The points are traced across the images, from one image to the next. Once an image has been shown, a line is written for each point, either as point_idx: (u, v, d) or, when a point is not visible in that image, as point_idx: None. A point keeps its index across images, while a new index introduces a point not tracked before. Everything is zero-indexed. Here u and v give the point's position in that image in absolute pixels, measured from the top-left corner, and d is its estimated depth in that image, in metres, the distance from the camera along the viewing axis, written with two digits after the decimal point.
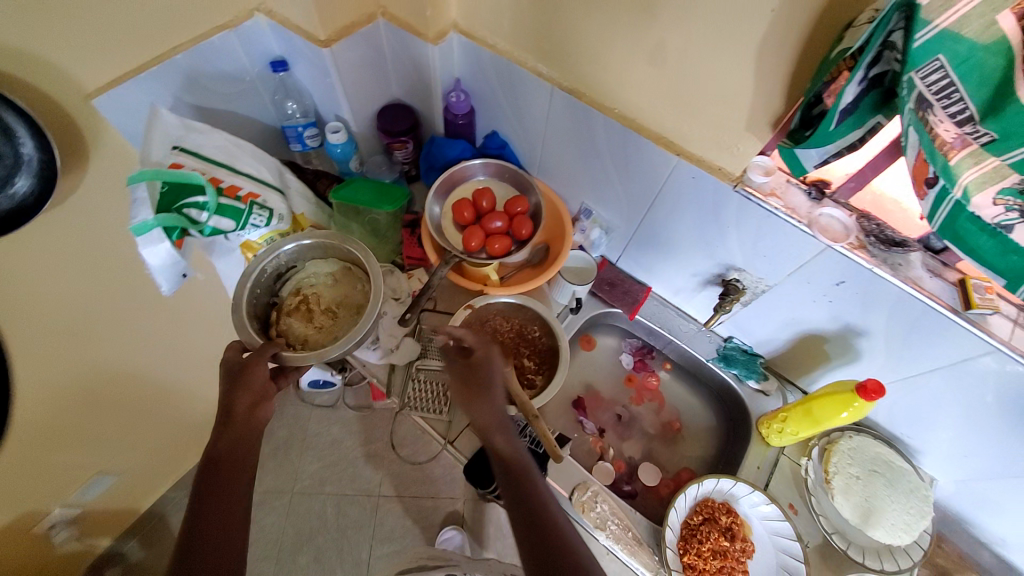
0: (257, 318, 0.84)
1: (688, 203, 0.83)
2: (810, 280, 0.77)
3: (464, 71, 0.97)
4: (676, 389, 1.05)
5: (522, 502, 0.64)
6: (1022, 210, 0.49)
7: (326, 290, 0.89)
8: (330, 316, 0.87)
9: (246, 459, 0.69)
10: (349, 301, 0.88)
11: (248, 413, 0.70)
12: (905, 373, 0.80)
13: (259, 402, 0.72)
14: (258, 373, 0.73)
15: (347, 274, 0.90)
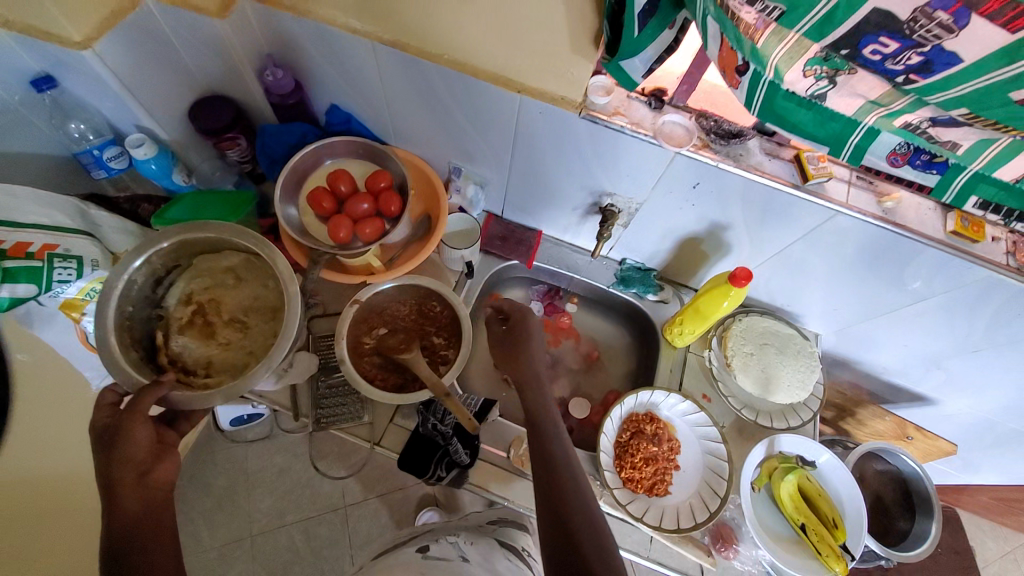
0: (137, 342, 0.69)
1: (545, 140, 0.81)
2: (672, 189, 0.80)
3: (272, 44, 0.83)
4: (588, 320, 1.09)
5: (542, 450, 0.68)
6: (830, 78, 0.51)
7: (226, 294, 0.74)
8: (238, 325, 0.73)
9: (161, 526, 0.58)
10: (259, 305, 0.75)
11: (139, 484, 0.58)
12: (772, 253, 0.86)
13: (148, 470, 0.59)
14: (140, 440, 0.59)
15: (250, 270, 0.76)
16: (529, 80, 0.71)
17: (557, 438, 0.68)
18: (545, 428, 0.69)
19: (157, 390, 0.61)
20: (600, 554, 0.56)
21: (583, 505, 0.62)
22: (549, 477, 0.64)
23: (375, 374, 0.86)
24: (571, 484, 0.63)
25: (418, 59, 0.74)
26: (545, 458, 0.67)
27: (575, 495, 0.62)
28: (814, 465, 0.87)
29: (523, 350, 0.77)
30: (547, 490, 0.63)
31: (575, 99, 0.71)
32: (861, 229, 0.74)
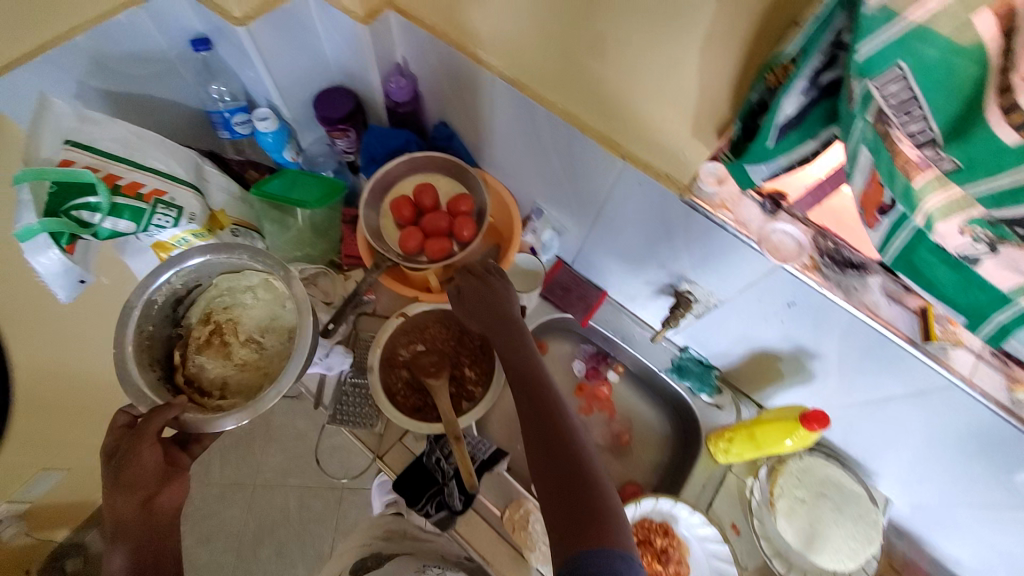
0: (155, 360, 0.79)
1: (636, 211, 0.76)
2: (762, 298, 0.71)
3: (405, 54, 0.88)
4: (628, 398, 1.00)
5: (530, 405, 0.65)
6: (992, 243, 0.36)
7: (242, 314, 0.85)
8: (252, 345, 0.84)
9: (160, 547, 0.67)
10: (273, 325, 0.86)
11: (143, 510, 0.67)
12: (859, 398, 0.76)
13: (153, 495, 0.68)
14: (147, 459, 0.68)
15: (266, 289, 0.87)
16: (637, 150, 0.68)
17: (548, 392, 0.66)
18: (537, 379, 0.68)
19: (169, 411, 0.70)
20: (609, 519, 0.55)
21: (584, 461, 0.60)
22: (547, 434, 0.62)
23: (400, 389, 0.85)
24: (569, 439, 0.61)
25: (534, 102, 0.74)
26: (537, 414, 0.64)
27: (577, 451, 0.61)
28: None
29: (494, 309, 0.76)
30: (546, 448, 0.61)
31: (681, 181, 0.67)
32: (978, 412, 0.62)
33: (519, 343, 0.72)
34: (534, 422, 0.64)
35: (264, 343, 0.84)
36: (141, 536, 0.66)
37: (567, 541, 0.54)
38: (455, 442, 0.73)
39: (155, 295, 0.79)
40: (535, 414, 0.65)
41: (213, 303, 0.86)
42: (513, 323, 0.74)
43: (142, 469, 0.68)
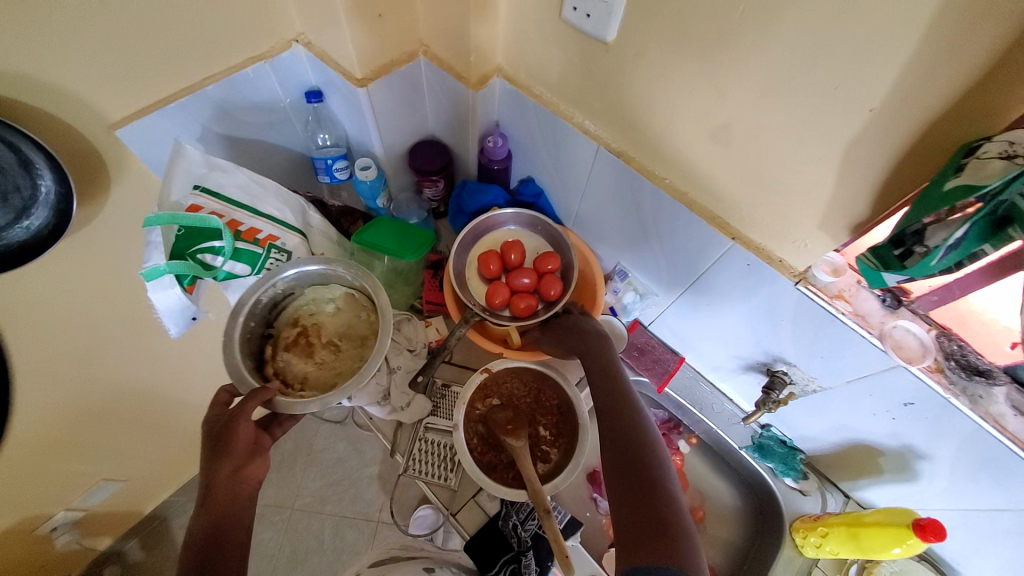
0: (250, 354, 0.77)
1: (737, 288, 0.75)
2: (873, 392, 0.68)
3: (504, 115, 0.91)
4: (699, 470, 0.97)
5: (609, 421, 0.67)
6: None
7: (327, 320, 0.81)
8: (333, 350, 0.79)
9: (241, 527, 0.64)
10: (353, 333, 0.81)
11: (232, 480, 0.65)
12: (969, 507, 0.70)
13: (243, 466, 0.66)
14: (243, 434, 0.67)
15: (349, 300, 0.83)
16: (749, 233, 0.68)
17: (630, 409, 0.67)
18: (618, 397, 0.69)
19: (261, 393, 0.68)
20: (674, 535, 0.52)
21: (655, 472, 0.59)
22: (621, 448, 0.63)
23: (476, 444, 0.85)
24: (645, 454, 0.61)
25: (639, 174, 0.75)
26: (614, 429, 0.66)
27: (648, 463, 0.60)
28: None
29: (586, 339, 0.82)
30: (618, 461, 0.62)
31: (795, 267, 0.66)
32: None
33: (607, 366, 0.75)
34: (610, 436, 0.65)
35: (344, 346, 0.79)
36: (224, 510, 0.63)
37: (626, 549, 0.53)
38: (543, 516, 0.72)
39: (257, 291, 0.78)
40: (611, 427, 0.66)
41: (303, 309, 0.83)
42: (598, 357, 0.78)
43: (236, 439, 0.66)
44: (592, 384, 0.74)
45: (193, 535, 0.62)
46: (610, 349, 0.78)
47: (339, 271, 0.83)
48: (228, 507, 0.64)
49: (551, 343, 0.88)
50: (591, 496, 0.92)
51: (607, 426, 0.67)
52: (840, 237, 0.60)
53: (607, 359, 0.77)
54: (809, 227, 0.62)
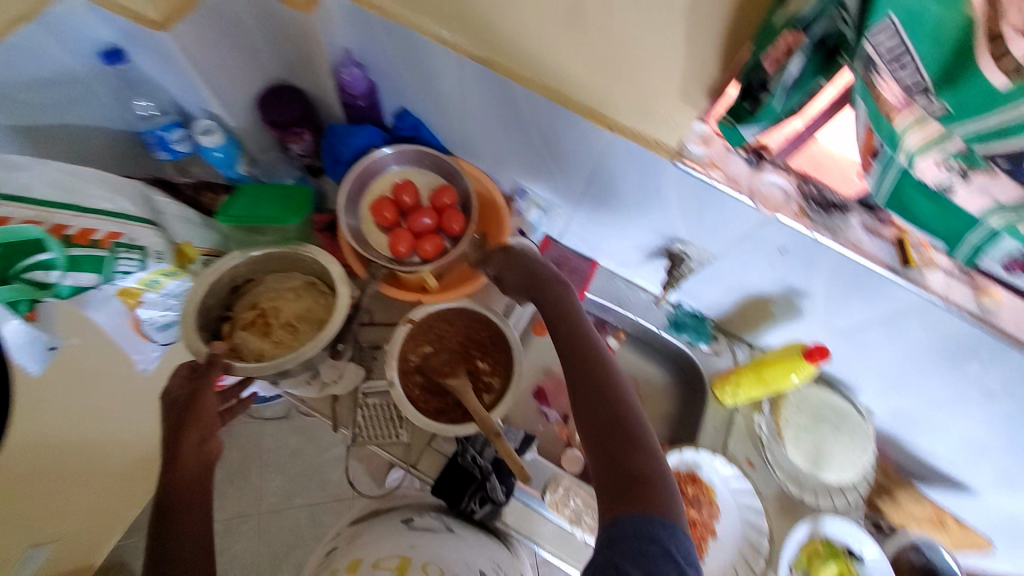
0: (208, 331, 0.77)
1: (627, 178, 0.76)
2: (755, 248, 0.75)
3: (351, 41, 0.79)
4: (631, 359, 1.03)
5: (582, 374, 0.65)
6: (963, 175, 0.43)
7: (285, 303, 0.81)
8: (290, 331, 0.79)
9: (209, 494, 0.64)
10: (310, 316, 0.81)
11: (198, 450, 0.65)
12: (846, 327, 0.81)
13: (209, 437, 0.66)
14: (208, 405, 0.67)
15: (310, 288, 0.83)
16: (622, 119, 0.68)
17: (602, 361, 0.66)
18: (587, 350, 0.67)
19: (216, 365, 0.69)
20: (655, 487, 0.55)
21: (630, 425, 0.61)
22: (598, 404, 0.62)
23: (419, 394, 0.84)
24: (620, 406, 0.62)
25: (505, 80, 0.71)
26: (587, 383, 0.65)
27: (621, 418, 0.61)
28: (861, 558, 0.80)
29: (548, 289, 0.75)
30: (596, 417, 0.62)
31: (669, 145, 0.68)
32: (953, 323, 0.68)
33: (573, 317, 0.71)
34: (584, 391, 0.64)
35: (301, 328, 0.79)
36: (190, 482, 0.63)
37: (612, 505, 0.56)
38: (496, 439, 0.75)
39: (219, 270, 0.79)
40: (583, 382, 0.65)
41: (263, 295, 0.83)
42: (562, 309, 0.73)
43: (207, 414, 0.66)
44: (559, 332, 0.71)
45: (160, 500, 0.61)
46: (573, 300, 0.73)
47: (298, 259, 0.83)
48: (196, 478, 0.63)
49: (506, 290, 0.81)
50: (540, 409, 0.97)
51: (578, 380, 0.65)
52: (699, 104, 0.61)
53: (569, 311, 0.72)
54: (672, 101, 0.62)
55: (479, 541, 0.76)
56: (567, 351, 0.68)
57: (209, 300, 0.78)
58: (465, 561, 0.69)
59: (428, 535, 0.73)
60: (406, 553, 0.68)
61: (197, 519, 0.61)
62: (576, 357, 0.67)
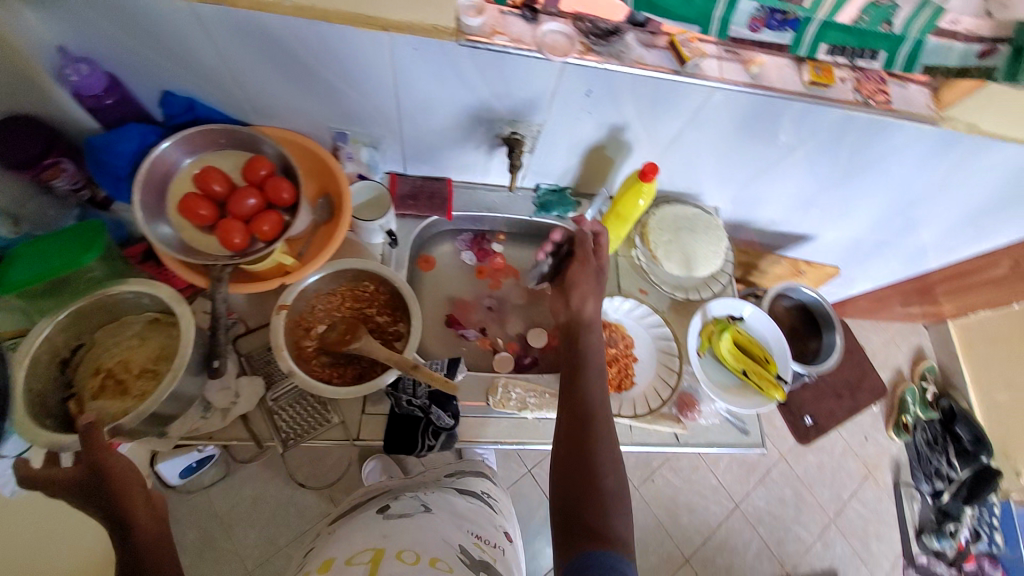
0: (48, 418, 0.66)
1: (428, 77, 0.75)
2: (565, 101, 0.79)
3: (63, 33, 0.68)
4: (517, 253, 1.10)
5: (576, 409, 0.76)
6: None
7: (134, 352, 0.72)
8: (152, 376, 0.71)
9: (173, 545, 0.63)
10: (169, 352, 0.73)
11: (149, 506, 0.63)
12: (668, 145, 0.90)
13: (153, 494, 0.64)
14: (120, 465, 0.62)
15: (155, 326, 0.75)
16: (392, 16, 0.66)
17: (593, 401, 0.76)
18: (579, 403, 0.76)
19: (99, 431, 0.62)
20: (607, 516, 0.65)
21: (598, 484, 0.68)
22: (580, 436, 0.73)
23: (331, 372, 0.81)
24: (598, 442, 0.72)
25: (256, 13, 0.65)
26: (579, 419, 0.75)
27: (591, 470, 0.69)
28: (741, 319, 0.98)
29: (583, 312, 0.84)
30: (578, 446, 0.72)
31: (449, 26, 0.67)
32: (738, 99, 0.79)
33: (586, 345, 0.83)
34: (573, 425, 0.74)
35: (163, 368, 0.71)
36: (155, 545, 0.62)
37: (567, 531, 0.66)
38: (416, 369, 0.75)
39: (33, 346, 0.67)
40: (576, 417, 0.75)
41: (102, 355, 0.72)
42: (585, 346, 0.83)
43: (139, 476, 0.63)
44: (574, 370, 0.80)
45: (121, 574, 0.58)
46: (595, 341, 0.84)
47: (126, 300, 0.74)
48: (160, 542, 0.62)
49: (568, 286, 0.88)
50: (458, 333, 1.01)
51: (572, 418, 0.75)
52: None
53: (595, 352, 0.83)
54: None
55: (449, 515, 0.79)
56: (569, 399, 0.77)
57: (32, 383, 0.66)
58: (441, 537, 0.71)
59: (401, 521, 0.74)
60: (379, 544, 0.67)
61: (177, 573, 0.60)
62: (575, 398, 0.77)
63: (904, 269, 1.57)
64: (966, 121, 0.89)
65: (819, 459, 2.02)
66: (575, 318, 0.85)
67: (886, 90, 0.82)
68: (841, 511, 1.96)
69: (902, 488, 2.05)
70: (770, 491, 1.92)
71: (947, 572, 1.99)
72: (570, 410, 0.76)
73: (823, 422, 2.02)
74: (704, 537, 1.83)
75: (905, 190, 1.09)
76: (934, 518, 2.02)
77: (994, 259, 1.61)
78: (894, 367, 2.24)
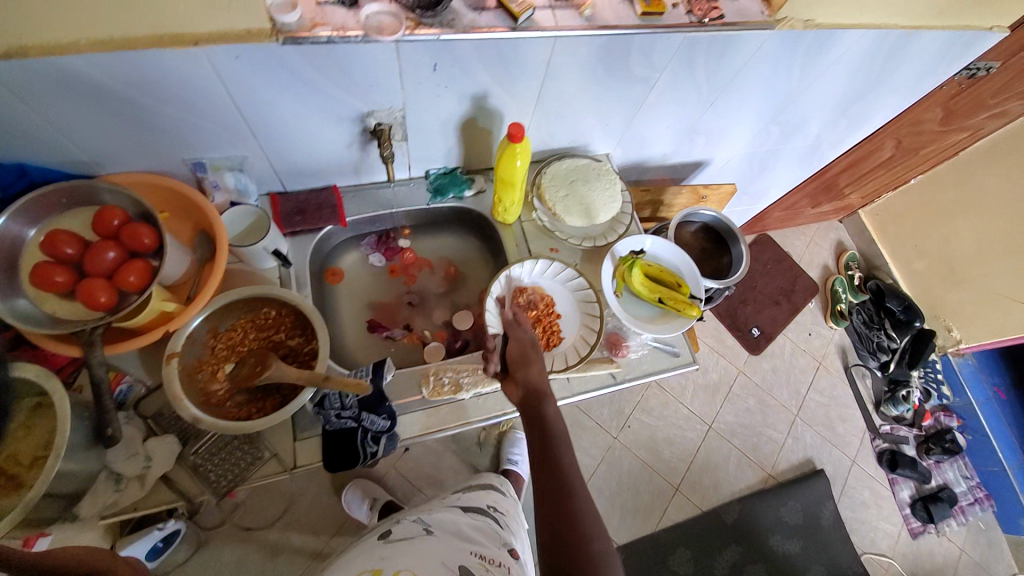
0: None
1: (266, 86, 0.72)
2: (416, 81, 0.78)
3: None
4: (426, 245, 1.09)
5: (550, 488, 0.71)
6: None
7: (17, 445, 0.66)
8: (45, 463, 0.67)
9: None
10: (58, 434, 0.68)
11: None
12: (537, 104, 0.92)
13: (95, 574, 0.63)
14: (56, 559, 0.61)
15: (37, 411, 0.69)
16: (200, 28, 0.63)
17: (564, 473, 0.72)
18: (556, 474, 0.72)
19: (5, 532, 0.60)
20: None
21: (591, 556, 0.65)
22: (560, 517, 0.69)
23: (250, 408, 0.79)
24: (578, 514, 0.68)
25: (49, 58, 0.60)
26: (555, 501, 0.70)
27: (579, 547, 0.65)
28: (644, 252, 1.02)
29: (535, 388, 0.80)
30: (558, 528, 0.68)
31: (264, 27, 0.64)
32: (582, 43, 0.80)
33: (547, 413, 0.78)
34: (548, 508, 0.70)
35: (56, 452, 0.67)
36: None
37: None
38: (326, 381, 0.73)
39: None
40: (550, 497, 0.71)
41: None
42: (545, 418, 0.77)
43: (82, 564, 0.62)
44: (538, 449, 0.76)
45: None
46: (553, 408, 0.79)
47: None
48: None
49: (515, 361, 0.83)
50: (384, 337, 0.99)
51: (548, 502, 0.71)
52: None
53: (556, 420, 0.78)
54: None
55: (450, 535, 0.79)
56: (542, 475, 0.73)
57: None
58: (440, 561, 0.70)
59: (400, 545, 0.75)
60: (376, 566, 0.68)
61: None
62: (549, 479, 0.73)
63: (800, 171, 1.67)
64: (802, 17, 0.92)
65: (773, 364, 2.15)
66: (528, 391, 0.80)
67: (717, 5, 0.85)
68: (802, 405, 2.09)
69: (852, 369, 2.19)
70: (736, 405, 2.03)
71: (910, 434, 2.11)
72: (545, 496, 0.71)
73: (768, 330, 2.16)
74: (687, 464, 1.91)
75: (772, 97, 1.14)
76: (887, 389, 2.12)
77: (880, 144, 1.71)
78: (822, 263, 2.39)
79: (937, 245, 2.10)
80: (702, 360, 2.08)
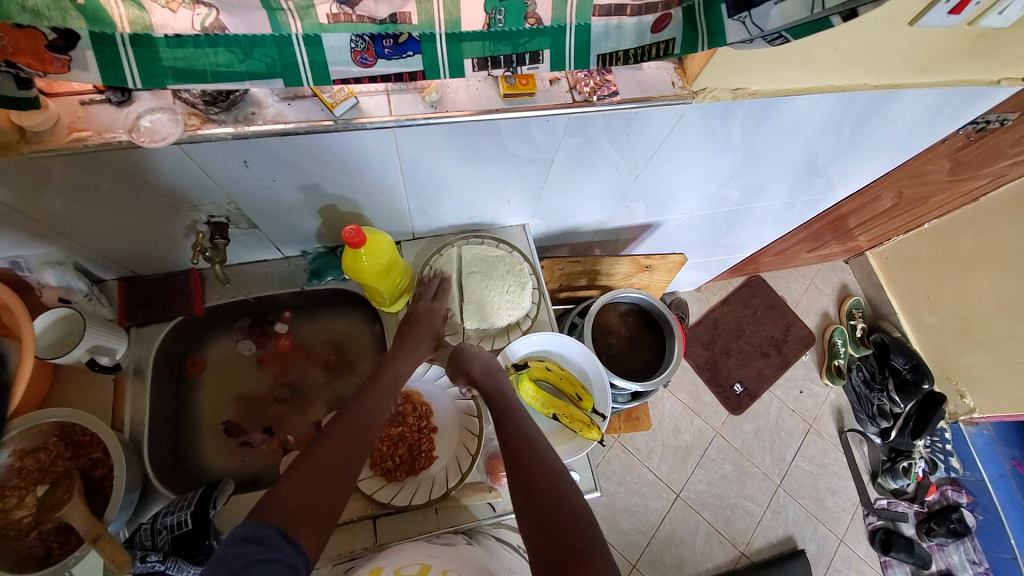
0: None
1: (44, 189, 0.62)
2: (232, 177, 0.67)
3: None
4: (306, 330, 0.98)
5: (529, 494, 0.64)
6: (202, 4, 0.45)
7: None
8: None
9: None
10: None
11: None
12: (404, 189, 0.79)
13: None
14: None
15: None
16: None
17: (546, 482, 0.65)
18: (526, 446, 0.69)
19: None
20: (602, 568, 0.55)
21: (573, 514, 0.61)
22: (546, 519, 0.61)
23: (53, 540, 0.72)
24: (562, 511, 0.61)
25: None
26: (535, 508, 0.62)
27: (551, 516, 0.61)
28: (539, 351, 0.89)
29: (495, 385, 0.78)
30: (542, 531, 0.60)
31: (10, 138, 0.55)
32: (432, 133, 0.67)
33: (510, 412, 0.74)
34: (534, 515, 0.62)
35: None
36: (290, 504, 0.55)
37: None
38: (96, 543, 0.67)
39: None
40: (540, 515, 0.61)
41: None
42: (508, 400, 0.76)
43: None
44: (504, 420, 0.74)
45: (222, 548, 0.49)
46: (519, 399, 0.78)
47: None
48: (301, 495, 0.56)
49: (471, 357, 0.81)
50: (241, 441, 0.91)
51: (526, 507, 0.63)
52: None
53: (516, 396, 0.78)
54: None
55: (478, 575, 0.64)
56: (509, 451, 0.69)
57: None
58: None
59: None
60: None
61: (310, 539, 0.54)
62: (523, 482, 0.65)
63: (780, 224, 1.47)
64: (730, 87, 0.75)
65: (756, 426, 1.91)
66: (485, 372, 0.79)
67: (610, 79, 0.71)
68: (787, 474, 1.85)
69: (848, 434, 1.94)
70: (710, 472, 1.81)
71: (909, 510, 1.85)
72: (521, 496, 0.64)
73: (752, 387, 1.96)
74: (648, 539, 1.69)
75: (716, 161, 0.97)
76: (886, 458, 1.88)
77: (878, 194, 1.48)
78: (821, 310, 2.12)
79: (952, 298, 1.83)
80: (674, 419, 1.87)
